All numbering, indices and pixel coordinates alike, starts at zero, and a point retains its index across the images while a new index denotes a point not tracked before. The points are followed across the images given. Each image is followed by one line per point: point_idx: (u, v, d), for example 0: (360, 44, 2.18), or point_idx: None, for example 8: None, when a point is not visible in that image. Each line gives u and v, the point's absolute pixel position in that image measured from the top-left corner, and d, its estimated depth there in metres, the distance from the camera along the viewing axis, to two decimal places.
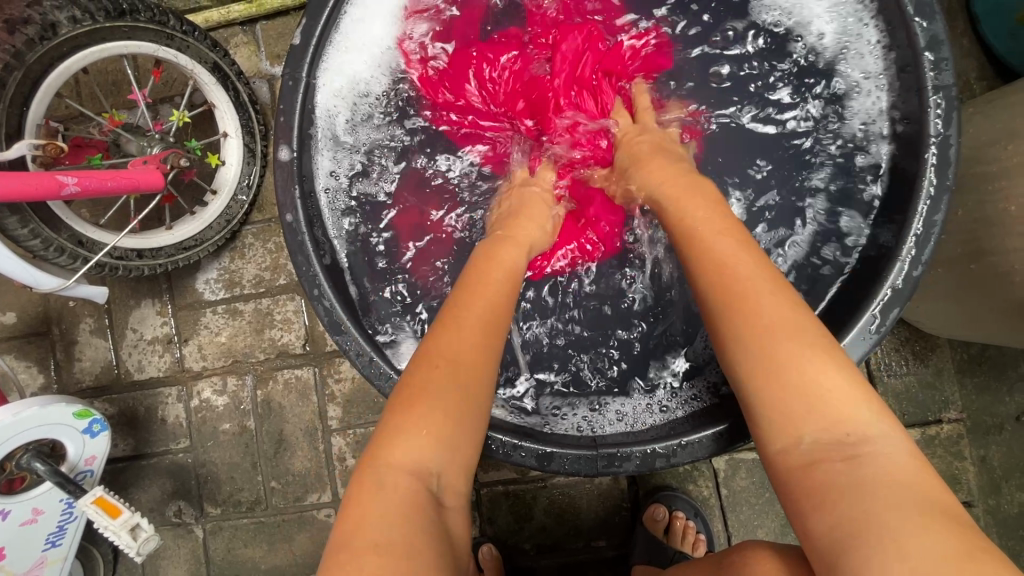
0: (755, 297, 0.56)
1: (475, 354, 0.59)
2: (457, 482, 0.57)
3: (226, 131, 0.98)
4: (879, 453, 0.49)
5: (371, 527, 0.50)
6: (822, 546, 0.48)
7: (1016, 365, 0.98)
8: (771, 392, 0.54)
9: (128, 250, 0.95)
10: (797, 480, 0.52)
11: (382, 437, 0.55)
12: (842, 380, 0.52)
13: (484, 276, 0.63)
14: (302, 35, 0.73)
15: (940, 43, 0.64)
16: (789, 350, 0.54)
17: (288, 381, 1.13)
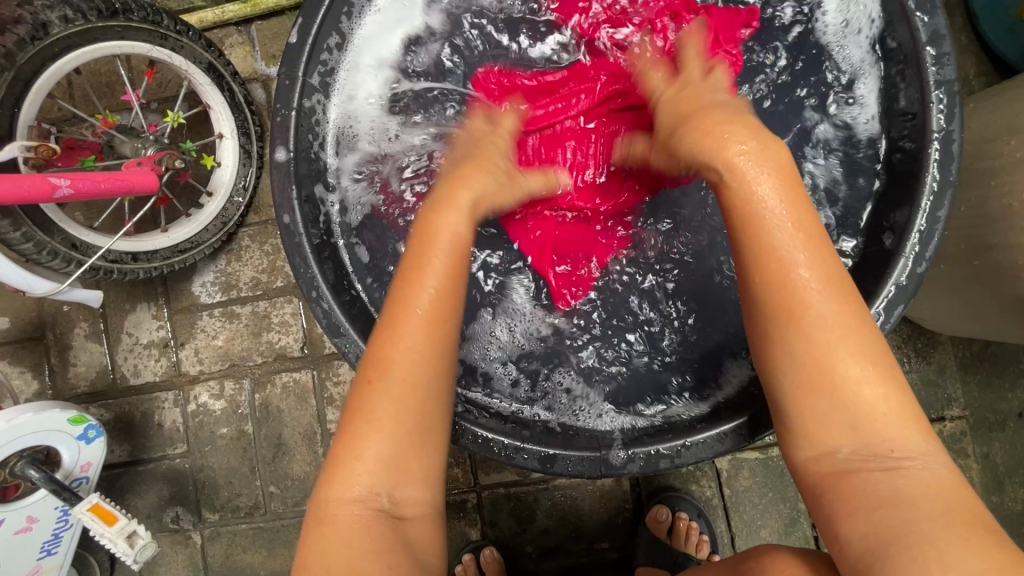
0: (817, 313, 0.53)
1: (421, 366, 0.57)
2: (418, 497, 0.57)
3: (222, 131, 0.97)
4: (919, 472, 0.49)
5: (324, 556, 0.53)
6: (849, 553, 0.49)
7: (1018, 361, 0.98)
8: (815, 403, 0.53)
9: (123, 253, 0.93)
10: (829, 486, 0.52)
11: (333, 466, 0.56)
12: (886, 390, 0.52)
13: (411, 284, 0.59)
14: (299, 32, 0.72)
15: (941, 38, 0.64)
16: (842, 364, 0.52)
17: (286, 384, 1.12)
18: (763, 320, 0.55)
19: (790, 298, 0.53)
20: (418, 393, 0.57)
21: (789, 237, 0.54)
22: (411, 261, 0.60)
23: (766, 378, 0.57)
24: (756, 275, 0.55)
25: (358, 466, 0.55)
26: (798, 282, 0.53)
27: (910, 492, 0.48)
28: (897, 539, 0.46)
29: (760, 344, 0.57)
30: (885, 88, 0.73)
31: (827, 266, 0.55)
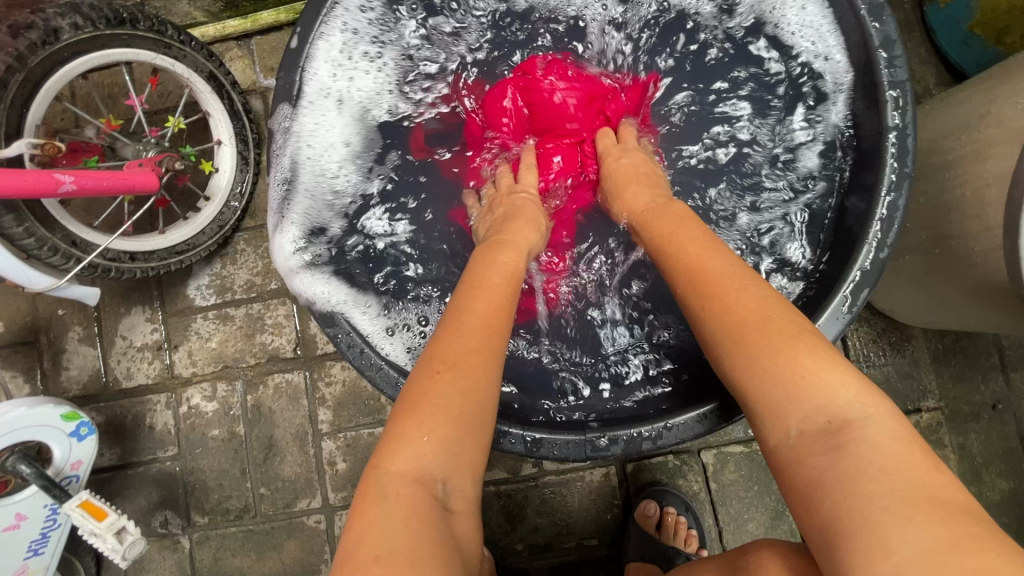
0: (728, 293, 0.58)
1: (489, 362, 0.60)
2: (465, 495, 0.56)
3: (220, 138, 1.01)
4: (867, 437, 0.48)
5: (377, 535, 0.50)
6: (817, 542, 0.47)
7: (989, 353, 1.02)
8: (764, 384, 0.53)
9: (121, 252, 0.96)
10: (794, 471, 0.51)
11: (389, 450, 0.55)
12: (832, 368, 0.52)
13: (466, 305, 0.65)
14: (297, 39, 0.77)
15: (893, 43, 0.69)
16: (771, 349, 0.53)
17: (279, 385, 1.13)
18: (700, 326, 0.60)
19: (704, 283, 0.60)
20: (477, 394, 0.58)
21: (716, 258, 0.62)
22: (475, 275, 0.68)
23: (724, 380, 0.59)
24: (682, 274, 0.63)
25: (423, 452, 0.54)
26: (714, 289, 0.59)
27: (872, 480, 0.45)
28: (863, 530, 0.44)
29: (717, 354, 0.58)
30: (846, 92, 0.78)
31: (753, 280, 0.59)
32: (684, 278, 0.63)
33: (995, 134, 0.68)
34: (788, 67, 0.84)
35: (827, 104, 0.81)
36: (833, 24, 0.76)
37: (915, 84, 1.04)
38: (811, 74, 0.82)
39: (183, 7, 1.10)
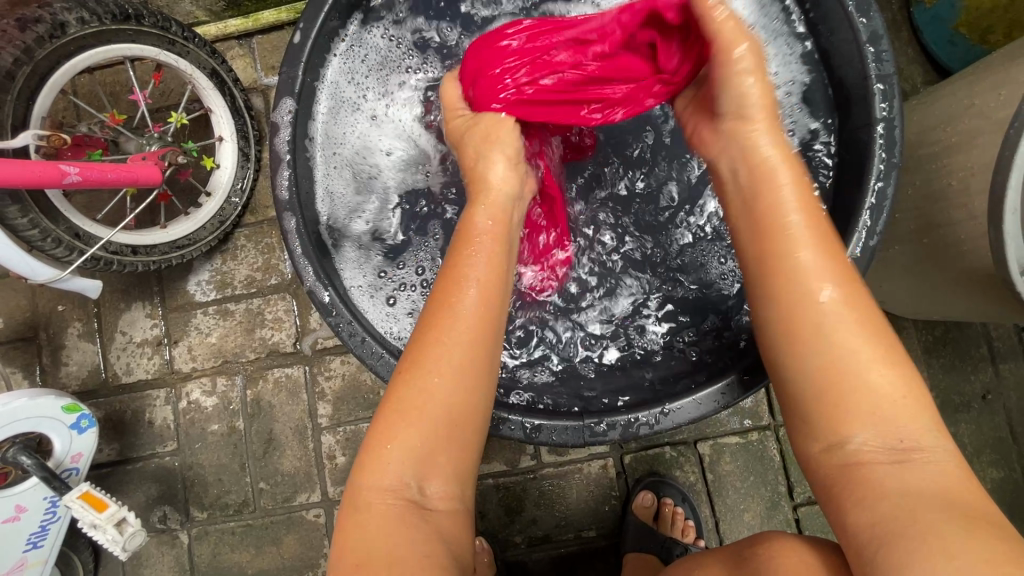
0: (813, 288, 0.57)
1: (462, 367, 0.58)
2: (447, 490, 0.59)
3: (222, 134, 1.02)
4: (929, 462, 0.51)
5: (361, 541, 0.55)
6: (860, 538, 0.50)
7: (978, 345, 1.04)
8: (834, 388, 0.55)
9: (123, 246, 0.97)
10: (846, 476, 0.54)
11: (366, 457, 0.58)
12: (898, 383, 0.54)
13: (447, 296, 0.61)
14: (300, 33, 0.78)
15: (880, 37, 0.72)
16: (860, 362, 0.54)
17: (278, 380, 1.14)
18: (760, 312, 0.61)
19: (791, 273, 0.59)
20: (453, 396, 0.58)
21: (805, 255, 0.59)
22: (454, 258, 0.64)
23: (777, 381, 0.60)
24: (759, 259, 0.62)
25: (396, 459, 0.57)
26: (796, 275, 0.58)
27: (926, 501, 0.48)
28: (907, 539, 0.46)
29: (767, 347, 0.61)
30: (835, 86, 0.80)
31: (848, 279, 0.59)
32: (763, 267, 0.61)
33: (978, 125, 0.70)
34: (779, 59, 0.85)
35: (821, 95, 0.82)
36: (822, 22, 0.79)
37: (902, 83, 1.07)
38: (798, 68, 0.84)
39: (186, 6, 1.12)
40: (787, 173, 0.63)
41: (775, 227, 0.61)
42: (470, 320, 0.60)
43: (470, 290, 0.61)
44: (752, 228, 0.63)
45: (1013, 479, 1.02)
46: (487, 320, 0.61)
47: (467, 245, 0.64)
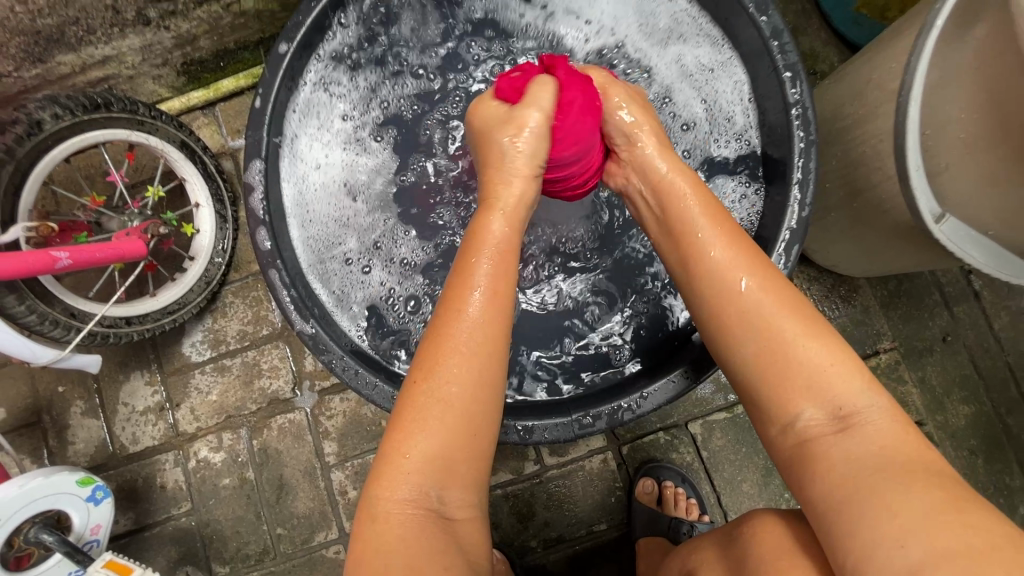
0: (737, 291, 0.64)
1: (480, 372, 0.62)
2: (464, 501, 0.62)
3: (198, 200, 1.08)
4: (871, 425, 0.57)
5: (381, 557, 0.57)
6: (820, 505, 0.55)
7: (929, 292, 1.12)
8: (771, 369, 0.61)
9: (117, 318, 1.01)
10: (800, 449, 0.59)
11: (382, 472, 0.61)
12: (824, 352, 0.60)
13: (454, 306, 0.63)
14: (261, 97, 0.85)
15: (781, 32, 0.80)
16: (791, 338, 0.61)
17: (282, 426, 1.18)
18: (697, 305, 0.68)
19: (713, 273, 0.66)
20: (467, 403, 0.61)
21: (718, 250, 0.67)
22: (461, 263, 0.66)
23: (727, 368, 0.66)
24: (681, 256, 0.70)
25: (415, 468, 0.60)
26: (712, 273, 0.66)
27: (866, 470, 0.53)
28: (863, 518, 0.51)
29: (710, 337, 0.67)
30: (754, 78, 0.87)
31: (763, 266, 0.66)
32: (682, 262, 0.70)
33: (878, 97, 0.77)
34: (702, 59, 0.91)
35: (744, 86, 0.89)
36: (729, 25, 0.87)
37: (820, 64, 1.16)
38: (718, 63, 0.91)
39: (149, 86, 1.19)
40: (684, 181, 0.73)
41: (687, 232, 0.69)
42: (477, 327, 0.62)
43: (480, 294, 0.64)
44: (678, 227, 0.70)
45: (983, 411, 1.09)
46: (496, 324, 0.63)
47: (477, 250, 0.67)
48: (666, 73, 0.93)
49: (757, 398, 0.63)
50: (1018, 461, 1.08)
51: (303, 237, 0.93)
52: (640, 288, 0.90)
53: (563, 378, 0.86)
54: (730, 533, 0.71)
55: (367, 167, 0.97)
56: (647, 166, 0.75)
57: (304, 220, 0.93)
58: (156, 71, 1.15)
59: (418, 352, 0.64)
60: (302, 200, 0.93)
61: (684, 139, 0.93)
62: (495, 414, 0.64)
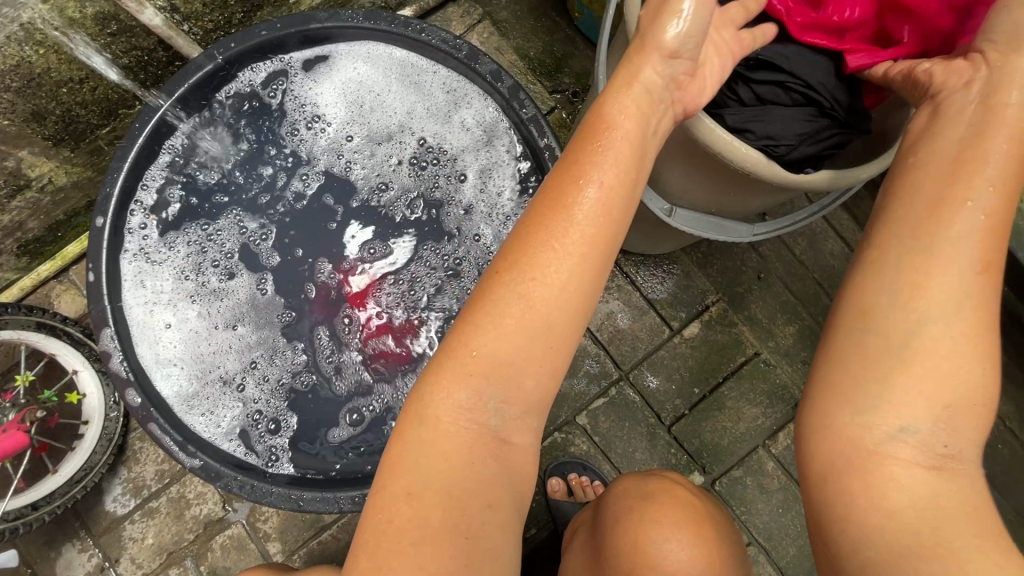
0: (940, 249, 0.51)
1: (577, 283, 0.58)
2: (519, 425, 0.60)
3: (76, 367, 1.14)
4: (966, 475, 0.49)
5: (410, 471, 0.58)
6: (870, 518, 0.48)
7: (735, 242, 1.32)
8: (940, 362, 0.49)
9: (21, 508, 1.06)
10: (880, 455, 0.48)
11: (445, 366, 0.59)
12: (990, 386, 0.50)
13: (569, 198, 0.59)
14: (92, 272, 0.95)
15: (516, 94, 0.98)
16: (959, 336, 0.49)
17: (224, 543, 1.24)
18: (889, 210, 0.55)
19: (930, 219, 0.52)
20: (540, 329, 0.58)
21: (978, 215, 0.51)
22: (580, 154, 0.60)
23: (854, 299, 0.53)
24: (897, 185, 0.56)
25: (479, 367, 0.57)
26: (948, 232, 0.51)
27: (947, 516, 0.46)
28: (914, 556, 0.45)
29: (870, 274, 0.53)
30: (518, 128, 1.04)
31: (992, 256, 0.51)
32: (926, 200, 0.53)
33: None
34: (475, 122, 1.09)
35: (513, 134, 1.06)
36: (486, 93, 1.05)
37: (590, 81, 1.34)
38: (489, 120, 1.08)
39: None
40: (1007, 133, 0.53)
41: (955, 179, 0.53)
42: (572, 249, 0.58)
43: (592, 194, 0.58)
44: (912, 158, 0.57)
45: (804, 326, 1.30)
46: (588, 259, 0.58)
47: (601, 140, 0.60)
48: (451, 140, 1.11)
49: (896, 362, 0.50)
50: None
51: (172, 382, 1.00)
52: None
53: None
54: (596, 501, 0.92)
55: (217, 300, 1.06)
56: (999, 84, 0.55)
57: (167, 367, 1.00)
58: None
59: (516, 236, 0.60)
60: (163, 343, 1.01)
61: (481, 187, 1.10)
62: (568, 347, 0.60)
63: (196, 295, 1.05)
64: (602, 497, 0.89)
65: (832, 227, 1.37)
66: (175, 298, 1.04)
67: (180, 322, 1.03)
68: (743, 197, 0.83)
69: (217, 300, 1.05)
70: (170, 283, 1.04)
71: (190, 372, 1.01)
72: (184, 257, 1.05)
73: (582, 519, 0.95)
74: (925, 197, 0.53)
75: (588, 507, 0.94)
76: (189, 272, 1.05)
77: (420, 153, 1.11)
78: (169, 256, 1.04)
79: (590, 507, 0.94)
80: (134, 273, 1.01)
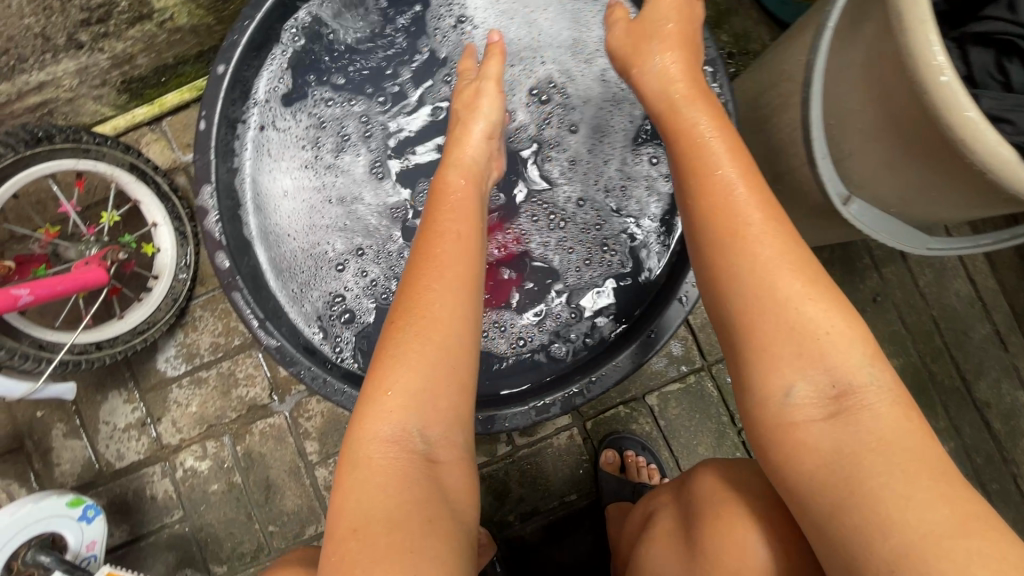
0: (750, 233, 0.65)
1: (457, 313, 0.70)
2: (445, 441, 0.68)
3: (155, 220, 1.09)
4: (867, 410, 0.57)
5: (360, 503, 0.62)
6: (821, 497, 0.56)
7: (860, 256, 1.21)
8: (782, 337, 0.61)
9: (87, 344, 1.04)
10: (790, 429, 0.60)
11: (365, 412, 0.67)
12: (838, 323, 0.61)
13: (430, 250, 0.74)
14: (205, 121, 0.88)
15: (700, 28, 0.86)
16: (796, 305, 0.61)
17: (264, 430, 1.23)
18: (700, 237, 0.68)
19: (731, 222, 0.65)
20: (451, 338, 0.69)
21: (742, 192, 0.66)
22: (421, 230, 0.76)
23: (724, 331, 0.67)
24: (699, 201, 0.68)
25: (395, 402, 0.66)
26: (737, 227, 0.65)
27: (884, 481, 0.53)
28: (852, 508, 0.54)
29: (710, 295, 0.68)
30: None
31: (778, 224, 0.66)
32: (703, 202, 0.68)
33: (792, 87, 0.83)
34: None
35: None
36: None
37: (751, 43, 1.20)
38: None
39: (89, 106, 1.16)
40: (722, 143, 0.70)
41: (700, 170, 0.69)
42: (451, 272, 0.72)
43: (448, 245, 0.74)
44: (693, 167, 0.70)
45: (909, 362, 1.20)
46: (457, 279, 0.72)
47: (445, 203, 0.79)
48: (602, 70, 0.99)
49: (754, 360, 0.63)
50: (940, 404, 1.20)
51: (263, 258, 0.95)
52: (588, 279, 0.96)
53: (526, 373, 0.93)
54: (682, 479, 0.81)
55: (330, 185, 1.00)
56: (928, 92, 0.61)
57: (268, 239, 0.97)
58: (95, 91, 1.13)
59: (399, 299, 0.72)
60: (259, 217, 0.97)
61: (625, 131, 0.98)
62: (467, 362, 0.70)
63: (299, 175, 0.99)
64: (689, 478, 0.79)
65: (965, 266, 1.24)
66: (277, 174, 0.99)
67: (276, 200, 0.98)
68: (939, 203, 0.73)
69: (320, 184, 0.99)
70: (275, 158, 0.98)
71: (278, 253, 0.97)
72: (295, 133, 0.99)
73: (659, 496, 0.86)
74: (711, 211, 0.68)
75: (669, 483, 0.85)
76: (297, 151, 0.99)
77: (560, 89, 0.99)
78: (281, 129, 0.99)
79: (671, 484, 0.84)
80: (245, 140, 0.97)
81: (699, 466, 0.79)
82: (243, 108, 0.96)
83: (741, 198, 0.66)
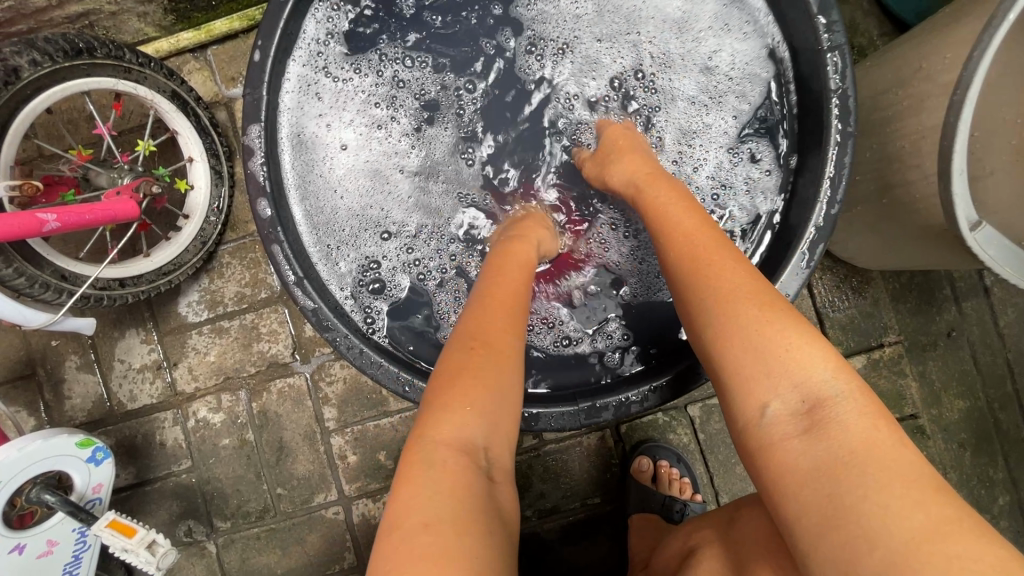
0: (704, 254, 0.66)
1: (529, 345, 0.68)
2: (501, 465, 0.62)
3: (191, 155, 1.01)
4: (839, 419, 0.54)
5: (429, 506, 0.53)
6: (812, 518, 0.51)
7: (942, 286, 1.11)
8: (738, 355, 0.60)
9: (110, 280, 0.98)
10: (772, 451, 0.56)
11: (431, 418, 0.60)
12: (804, 338, 0.58)
13: (504, 278, 0.73)
14: (260, 51, 0.79)
15: (830, 8, 0.75)
16: (752, 332, 0.59)
17: (282, 390, 1.17)
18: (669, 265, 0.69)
19: (682, 247, 0.68)
20: (521, 364, 0.66)
21: (679, 218, 0.72)
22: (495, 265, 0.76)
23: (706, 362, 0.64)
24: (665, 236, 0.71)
25: (471, 412, 0.60)
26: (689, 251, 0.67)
27: (867, 495, 0.49)
28: (844, 524, 0.49)
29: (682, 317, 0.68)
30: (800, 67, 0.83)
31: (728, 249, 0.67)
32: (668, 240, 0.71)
33: (928, 88, 0.73)
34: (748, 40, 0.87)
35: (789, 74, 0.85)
36: (785, 9, 0.82)
37: (858, 37, 1.08)
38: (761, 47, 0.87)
39: (133, 23, 1.09)
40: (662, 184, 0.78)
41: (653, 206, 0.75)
42: (524, 301, 0.71)
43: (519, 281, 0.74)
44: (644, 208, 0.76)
45: (978, 407, 1.11)
46: (529, 310, 0.71)
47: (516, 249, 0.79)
48: (700, 52, 0.90)
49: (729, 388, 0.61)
50: (1003, 455, 1.11)
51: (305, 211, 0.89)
52: (623, 281, 0.92)
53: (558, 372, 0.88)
54: (729, 517, 0.73)
55: (380, 147, 0.93)
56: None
57: (308, 196, 0.90)
58: (141, 7, 1.05)
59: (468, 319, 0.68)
60: (305, 167, 0.90)
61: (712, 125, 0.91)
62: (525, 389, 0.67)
63: (355, 129, 0.93)
64: (736, 515, 0.72)
65: None
66: (329, 124, 0.92)
67: (324, 152, 0.91)
68: None
69: (374, 141, 0.93)
70: (329, 106, 0.91)
71: (321, 209, 0.90)
72: (357, 82, 0.92)
73: (701, 524, 0.79)
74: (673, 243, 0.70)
75: (715, 514, 0.78)
76: (353, 102, 0.92)
77: (649, 71, 0.91)
78: (341, 77, 0.91)
79: (716, 516, 0.77)
80: (300, 83, 0.88)
81: (750, 510, 0.70)
82: (299, 45, 0.87)
83: (700, 246, 0.67)
